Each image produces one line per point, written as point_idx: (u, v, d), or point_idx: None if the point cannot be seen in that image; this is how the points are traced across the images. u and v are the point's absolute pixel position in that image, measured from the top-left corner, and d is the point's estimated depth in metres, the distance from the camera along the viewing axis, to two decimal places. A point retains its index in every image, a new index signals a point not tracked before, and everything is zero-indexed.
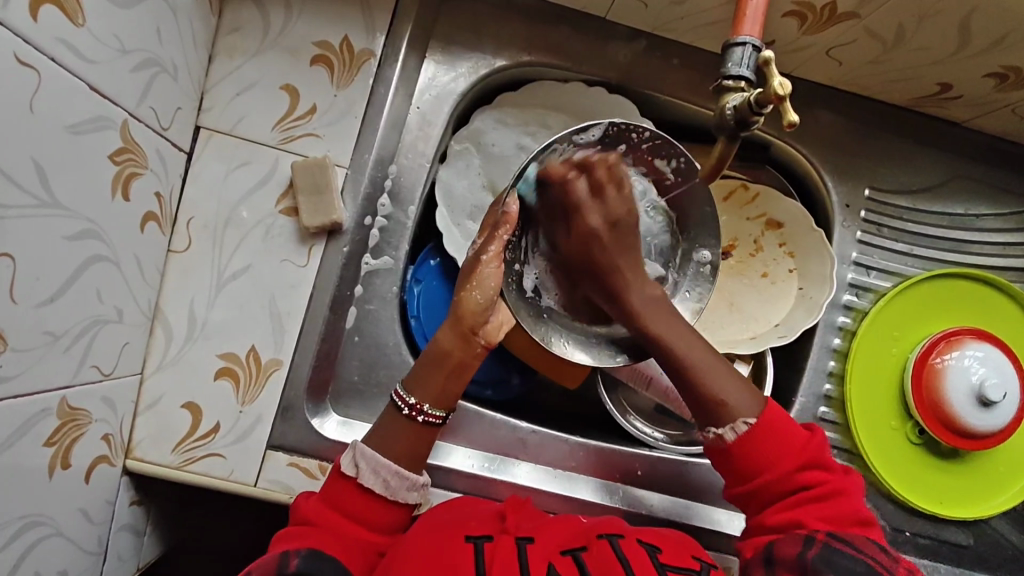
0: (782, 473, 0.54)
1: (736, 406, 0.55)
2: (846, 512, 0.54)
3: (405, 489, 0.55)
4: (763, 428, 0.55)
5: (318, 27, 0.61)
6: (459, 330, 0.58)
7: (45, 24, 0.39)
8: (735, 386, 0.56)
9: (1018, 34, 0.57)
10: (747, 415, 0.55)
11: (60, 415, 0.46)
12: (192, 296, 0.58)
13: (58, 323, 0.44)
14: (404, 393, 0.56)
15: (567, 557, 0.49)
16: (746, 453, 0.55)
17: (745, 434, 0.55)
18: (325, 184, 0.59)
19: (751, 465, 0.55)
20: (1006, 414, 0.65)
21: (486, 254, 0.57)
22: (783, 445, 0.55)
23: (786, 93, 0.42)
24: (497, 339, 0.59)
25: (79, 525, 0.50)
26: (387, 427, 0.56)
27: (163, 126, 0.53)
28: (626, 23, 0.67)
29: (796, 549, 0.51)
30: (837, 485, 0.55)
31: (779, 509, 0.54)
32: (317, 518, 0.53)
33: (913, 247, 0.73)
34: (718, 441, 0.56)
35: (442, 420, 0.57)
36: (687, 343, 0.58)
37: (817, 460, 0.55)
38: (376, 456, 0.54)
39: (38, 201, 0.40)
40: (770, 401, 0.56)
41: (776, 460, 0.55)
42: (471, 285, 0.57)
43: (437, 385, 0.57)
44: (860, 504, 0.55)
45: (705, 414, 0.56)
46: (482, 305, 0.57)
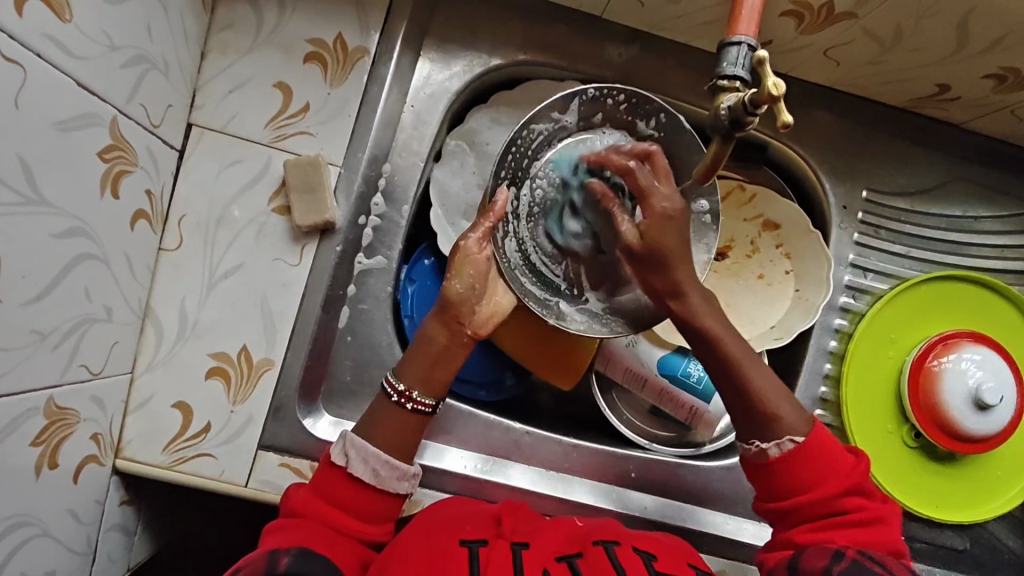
0: (824, 496, 0.53)
1: (787, 421, 0.54)
2: (881, 541, 0.53)
3: (395, 478, 0.54)
4: (809, 446, 0.54)
5: (311, 24, 0.60)
6: (446, 320, 0.58)
7: (31, 20, 0.38)
8: (786, 401, 0.55)
9: (1017, 35, 0.56)
10: (795, 433, 0.54)
11: (47, 415, 0.46)
12: (183, 294, 0.58)
13: (46, 322, 0.44)
14: (393, 381, 0.56)
15: (562, 564, 0.49)
16: (789, 471, 0.54)
17: (791, 451, 0.54)
18: (318, 183, 0.58)
19: (797, 482, 0.54)
20: (1002, 418, 0.65)
21: (467, 240, 0.58)
22: (829, 467, 0.54)
23: (779, 94, 0.42)
24: (485, 329, 0.59)
25: (67, 525, 0.50)
26: (376, 416, 0.56)
27: (154, 124, 0.53)
28: (623, 22, 0.66)
29: (823, 562, 0.50)
30: (878, 513, 0.54)
31: (809, 529, 0.53)
32: (305, 510, 0.53)
33: (911, 249, 0.72)
34: (762, 455, 0.55)
35: (432, 408, 0.56)
36: (743, 353, 0.56)
37: (862, 485, 0.54)
38: (366, 444, 0.54)
39: (24, 198, 0.40)
40: (817, 421, 0.55)
41: (822, 482, 0.53)
42: (451, 273, 0.57)
43: (420, 373, 0.56)
44: (898, 534, 0.54)
45: (753, 428, 0.55)
46: (465, 292, 0.58)
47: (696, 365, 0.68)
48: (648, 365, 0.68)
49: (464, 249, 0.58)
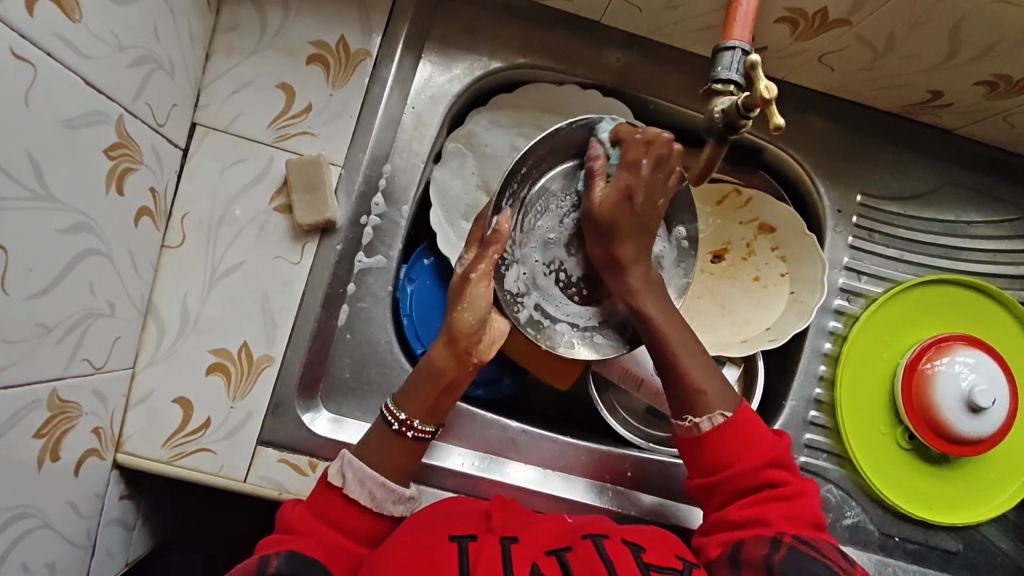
0: (750, 468, 0.55)
1: (713, 399, 0.57)
2: (805, 514, 0.54)
3: (391, 501, 0.56)
4: (737, 421, 0.57)
5: (314, 27, 0.61)
6: (454, 351, 0.58)
7: (42, 19, 0.39)
8: (714, 379, 0.58)
9: (1008, 43, 0.57)
10: (724, 408, 0.57)
11: (50, 407, 0.46)
12: (185, 291, 0.59)
13: (51, 316, 0.44)
14: (396, 409, 0.57)
15: (552, 557, 0.49)
16: (718, 445, 0.56)
17: (721, 425, 0.56)
18: (319, 182, 0.59)
19: (724, 455, 0.56)
20: (994, 421, 0.66)
21: (475, 273, 0.58)
22: (753, 441, 0.56)
23: (772, 97, 0.42)
24: (490, 355, 0.60)
25: (68, 517, 0.50)
26: (377, 438, 0.56)
27: (158, 122, 0.54)
28: (621, 27, 0.67)
29: (763, 551, 0.51)
30: (800, 487, 0.56)
31: (743, 505, 0.54)
32: (301, 527, 0.53)
33: (905, 253, 0.73)
34: (692, 430, 0.57)
35: (433, 434, 0.58)
36: (685, 346, 0.59)
37: (782, 461, 0.56)
38: (363, 466, 0.55)
39: (32, 193, 0.40)
40: (745, 403, 0.58)
41: (747, 455, 0.56)
42: (462, 306, 0.58)
43: (429, 403, 0.57)
44: (817, 508, 0.56)
45: (683, 402, 0.58)
46: (476, 325, 0.58)
47: None
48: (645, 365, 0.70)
49: (472, 283, 0.58)
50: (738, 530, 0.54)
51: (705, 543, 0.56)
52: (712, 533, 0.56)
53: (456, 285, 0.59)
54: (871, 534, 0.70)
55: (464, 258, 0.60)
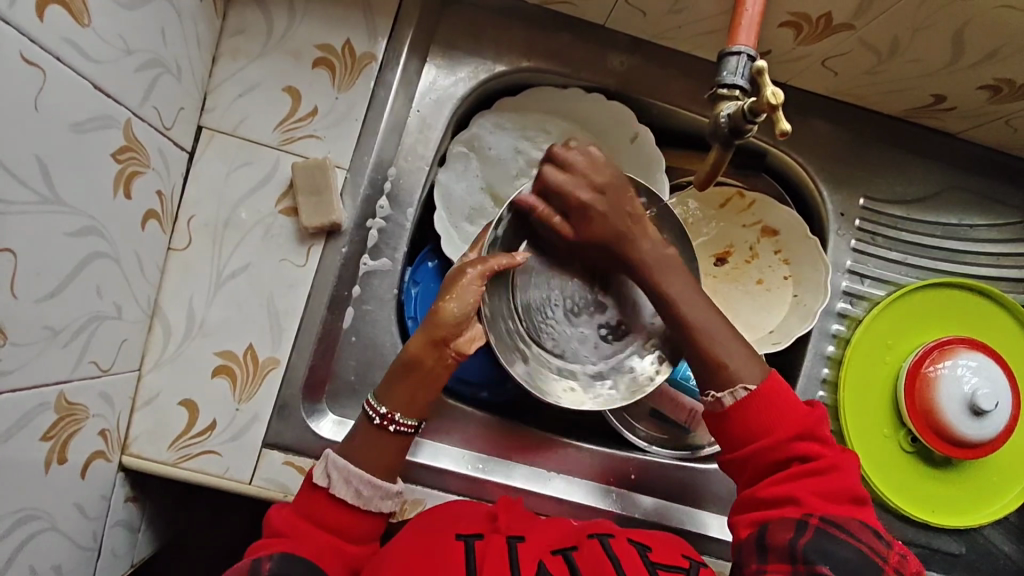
0: (778, 443, 0.54)
1: (736, 369, 0.56)
2: (839, 489, 0.53)
3: (379, 498, 0.55)
4: (760, 397, 0.55)
5: (320, 30, 0.61)
6: (431, 338, 0.57)
7: (51, 24, 0.40)
8: (737, 347, 0.57)
9: (1011, 48, 0.58)
10: (746, 381, 0.55)
11: (58, 410, 0.47)
12: (191, 294, 0.59)
13: (58, 319, 0.44)
14: (375, 403, 0.57)
15: (559, 557, 0.50)
16: (744, 420, 0.55)
17: (744, 399, 0.55)
18: (325, 185, 0.59)
19: (749, 432, 0.55)
20: (998, 424, 0.66)
21: (471, 267, 0.58)
22: (780, 417, 0.54)
23: (778, 103, 0.43)
24: (469, 352, 0.59)
25: (74, 519, 0.51)
26: (361, 435, 0.56)
27: (165, 126, 0.54)
28: (626, 31, 0.67)
29: (788, 535, 0.50)
30: (833, 460, 0.54)
31: (770, 483, 0.53)
32: (288, 530, 0.53)
33: (907, 256, 0.73)
34: (715, 406, 0.56)
35: (412, 430, 0.57)
36: (702, 313, 0.59)
37: (815, 433, 0.54)
38: (348, 465, 0.54)
39: (41, 197, 0.41)
40: (774, 372, 0.56)
41: (773, 430, 0.54)
42: (450, 295, 0.58)
43: (405, 395, 0.57)
44: (853, 479, 0.54)
45: (708, 376, 0.57)
46: (461, 314, 0.57)
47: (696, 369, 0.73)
48: None
49: (466, 275, 0.58)
50: (767, 508, 0.53)
51: (738, 519, 0.55)
52: (745, 508, 0.55)
53: (448, 278, 0.59)
54: None
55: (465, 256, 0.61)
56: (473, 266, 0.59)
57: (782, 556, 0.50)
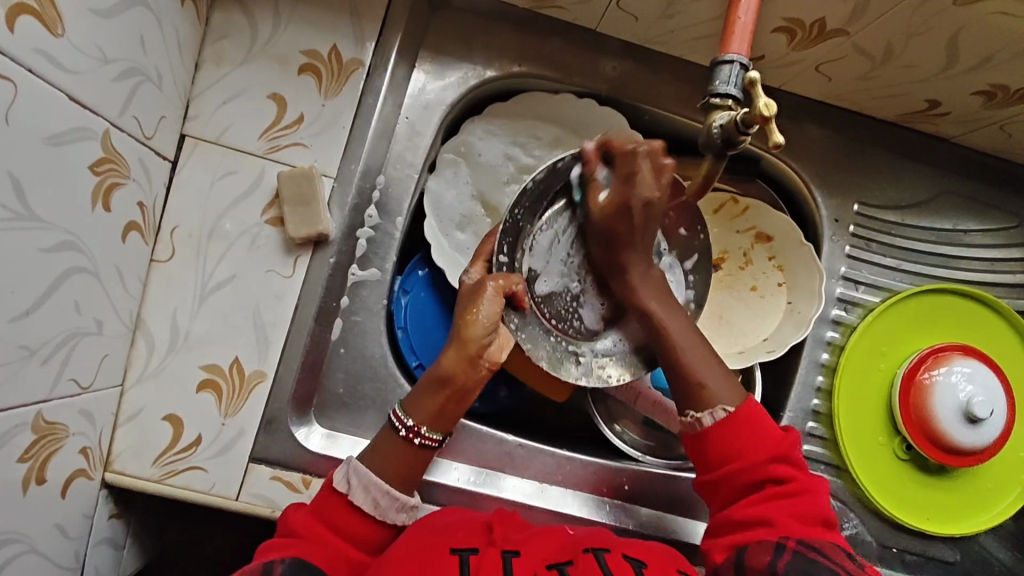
0: (750, 466, 0.54)
1: (714, 391, 0.56)
2: (813, 513, 0.54)
3: (394, 509, 0.54)
4: (739, 418, 0.55)
5: (305, 35, 0.60)
6: (464, 354, 0.56)
7: (23, 35, 0.38)
8: (715, 370, 0.57)
9: (1007, 53, 0.57)
10: (726, 402, 0.55)
11: (36, 430, 0.45)
12: (175, 306, 0.57)
13: (35, 337, 0.43)
14: (402, 414, 0.56)
15: (553, 572, 0.49)
16: (720, 442, 0.55)
17: (723, 420, 0.55)
18: (311, 195, 0.58)
19: (723, 453, 0.55)
20: (992, 431, 0.66)
21: (490, 285, 0.56)
22: (755, 439, 0.55)
23: (771, 114, 0.41)
24: (500, 359, 0.57)
25: (55, 540, 0.49)
26: (382, 444, 0.55)
27: (146, 135, 0.53)
28: (617, 36, 0.67)
29: (767, 557, 0.50)
30: (806, 484, 0.55)
31: (747, 505, 0.54)
32: (304, 530, 0.52)
33: (902, 262, 0.73)
34: (694, 426, 0.56)
35: (439, 442, 0.56)
36: (699, 357, 0.57)
37: (788, 457, 0.55)
38: (369, 474, 0.54)
39: (13, 213, 0.39)
40: (750, 398, 0.56)
41: (746, 454, 0.55)
42: (474, 307, 0.55)
43: (433, 408, 0.56)
44: (825, 504, 0.55)
45: (685, 396, 0.57)
46: (488, 327, 0.55)
47: None
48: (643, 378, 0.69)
49: (485, 291, 0.56)
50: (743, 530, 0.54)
51: (711, 544, 0.56)
52: (719, 533, 0.56)
53: (471, 288, 0.57)
54: (869, 546, 0.69)
55: (470, 273, 0.59)
56: (491, 283, 0.56)
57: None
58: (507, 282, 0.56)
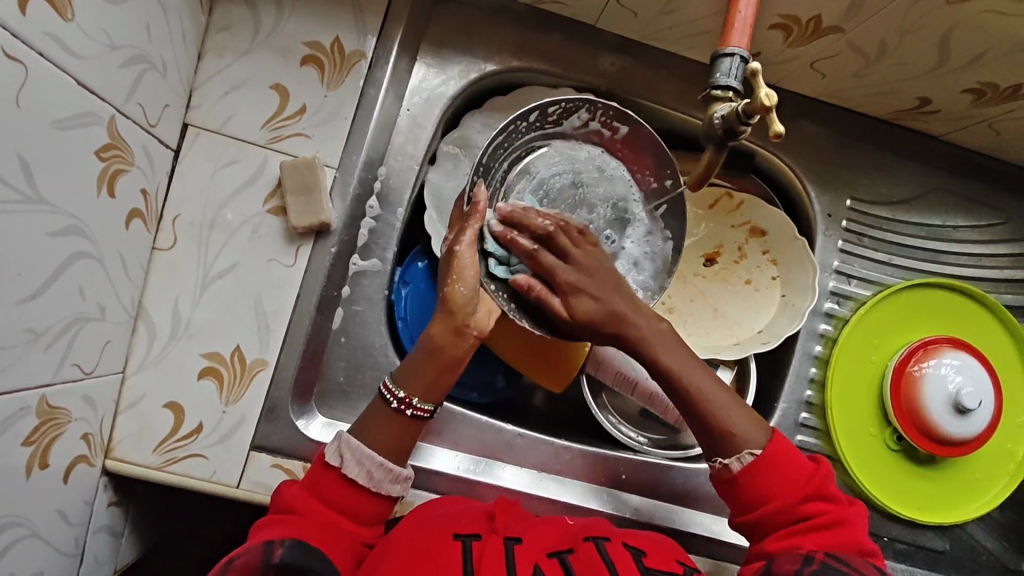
0: (786, 503, 0.54)
1: (743, 437, 0.55)
2: (849, 544, 0.54)
3: (388, 481, 0.55)
4: (768, 458, 0.55)
5: (308, 27, 0.60)
6: (452, 324, 0.57)
7: (34, 18, 0.39)
8: (748, 422, 0.56)
9: (996, 52, 0.58)
10: (753, 447, 0.55)
11: (39, 414, 0.45)
12: (176, 294, 0.58)
13: (40, 321, 0.43)
14: (392, 385, 0.56)
15: (554, 559, 0.50)
16: (753, 484, 0.55)
17: (750, 464, 0.55)
18: (314, 184, 0.59)
19: (757, 493, 0.55)
20: (980, 422, 0.67)
21: (460, 245, 0.56)
22: (793, 474, 0.55)
23: (772, 104, 0.43)
24: (488, 327, 0.59)
25: (56, 525, 0.49)
26: (375, 421, 0.55)
27: (150, 123, 0.53)
28: (616, 32, 0.68)
29: (793, 566, 0.51)
30: (842, 515, 0.55)
31: (782, 536, 0.54)
32: (300, 506, 0.52)
33: (893, 257, 0.74)
34: (723, 471, 0.56)
35: (429, 414, 0.57)
36: (710, 392, 0.56)
37: (824, 491, 0.55)
38: (361, 446, 0.54)
39: (23, 196, 0.40)
40: (779, 433, 0.57)
41: (781, 490, 0.55)
42: (452, 278, 0.56)
43: (426, 379, 0.56)
44: (863, 536, 0.55)
45: (710, 443, 0.56)
46: (469, 296, 0.56)
47: None
48: (639, 368, 0.70)
49: (460, 257, 0.56)
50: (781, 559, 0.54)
51: (746, 572, 0.56)
52: (755, 561, 0.56)
53: (444, 259, 0.57)
54: None
55: (446, 238, 0.58)
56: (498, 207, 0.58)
57: None
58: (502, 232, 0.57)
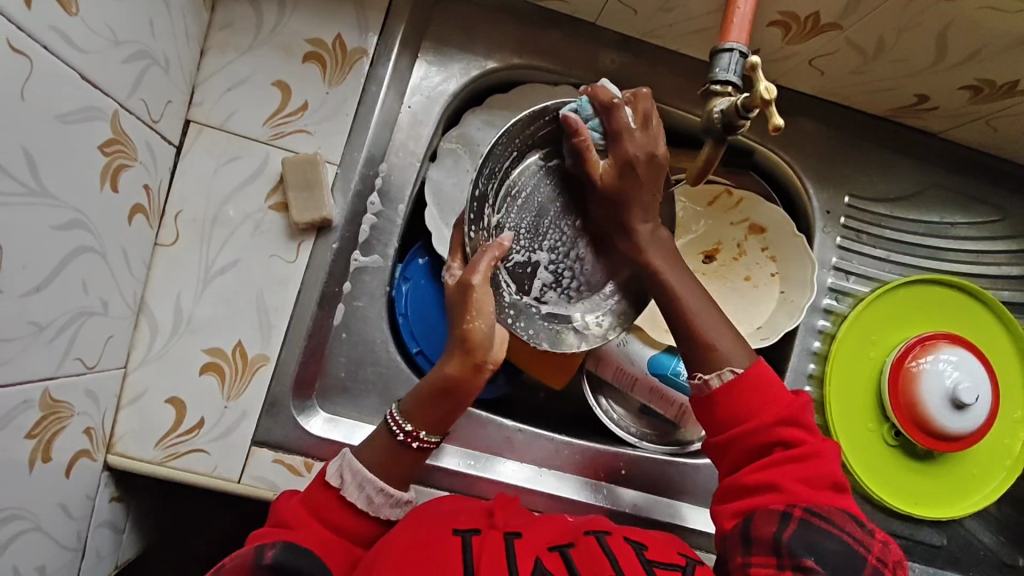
0: (759, 427, 0.53)
1: (724, 352, 0.55)
2: (822, 476, 0.52)
3: (388, 505, 0.55)
4: (748, 380, 0.54)
5: (310, 24, 0.61)
6: (469, 361, 0.55)
7: (39, 12, 0.39)
8: (726, 333, 0.56)
9: (992, 48, 0.59)
10: (733, 364, 0.54)
11: (42, 407, 0.46)
12: (178, 290, 0.58)
13: (43, 314, 0.43)
14: (400, 417, 0.56)
15: (555, 553, 0.50)
16: (727, 404, 0.54)
17: (731, 381, 0.54)
18: (316, 180, 0.59)
19: (731, 417, 0.54)
20: (977, 416, 0.67)
21: (478, 281, 0.53)
22: (767, 397, 0.53)
23: (771, 98, 0.43)
24: (501, 358, 0.57)
25: (59, 519, 0.49)
26: (379, 446, 0.56)
27: (153, 119, 0.53)
28: (616, 29, 0.68)
29: (773, 528, 0.48)
30: (817, 448, 0.53)
31: (755, 469, 0.52)
32: (295, 521, 0.52)
33: (891, 253, 0.75)
34: (702, 387, 0.55)
35: (435, 444, 0.57)
36: (710, 320, 0.56)
37: (798, 420, 0.53)
38: (363, 470, 0.54)
39: (27, 188, 0.40)
40: (761, 359, 0.55)
41: (755, 413, 0.53)
42: (472, 315, 0.54)
43: (430, 414, 0.56)
44: (838, 469, 0.53)
45: (693, 361, 0.56)
46: (488, 332, 0.54)
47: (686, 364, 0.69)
48: (639, 364, 0.70)
49: (476, 288, 0.53)
50: (754, 496, 0.52)
51: (722, 511, 0.54)
52: (729, 498, 0.54)
53: (459, 290, 0.55)
54: None
55: (453, 268, 0.58)
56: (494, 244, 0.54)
57: (765, 547, 0.48)
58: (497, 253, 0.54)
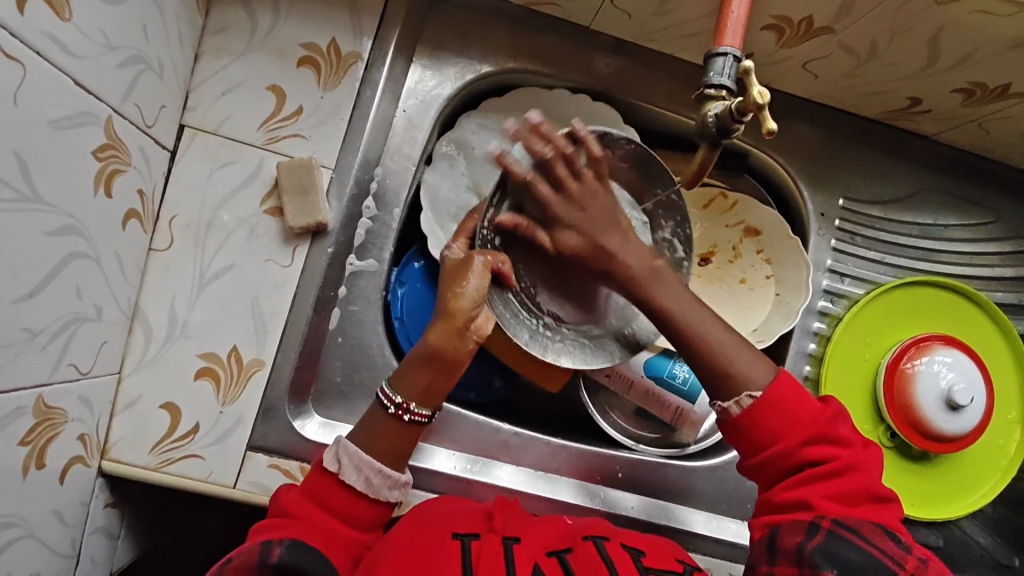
0: (788, 447, 0.52)
1: (741, 372, 0.53)
2: (856, 491, 0.51)
3: (388, 487, 0.55)
4: (771, 398, 0.52)
5: (304, 29, 0.61)
6: (452, 329, 0.57)
7: (32, 17, 0.39)
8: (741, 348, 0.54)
9: (985, 52, 0.59)
10: (753, 388, 0.53)
11: (36, 414, 0.45)
12: (173, 295, 0.58)
13: (37, 320, 0.43)
14: (391, 392, 0.56)
15: (553, 559, 0.50)
16: (756, 424, 0.52)
17: (751, 406, 0.52)
18: (311, 184, 0.59)
19: (761, 436, 0.52)
20: (972, 418, 0.68)
21: (471, 269, 0.57)
22: (796, 413, 0.52)
23: (765, 102, 0.43)
24: (488, 330, 0.58)
25: (52, 526, 0.49)
26: (373, 423, 0.55)
27: (146, 123, 0.53)
28: (611, 33, 0.68)
29: (798, 538, 0.48)
30: (852, 461, 0.52)
31: (786, 487, 0.52)
32: (296, 511, 0.52)
33: (885, 255, 0.75)
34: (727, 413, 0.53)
35: (428, 418, 0.56)
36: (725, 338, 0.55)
37: (827, 434, 0.52)
38: (360, 452, 0.54)
39: (19, 194, 0.40)
40: (784, 372, 0.54)
41: (783, 433, 0.52)
42: (455, 294, 0.57)
43: (421, 386, 0.56)
44: (876, 480, 0.52)
45: (711, 386, 0.55)
46: (475, 300, 0.57)
47: (681, 367, 0.69)
48: (635, 368, 0.70)
49: (472, 266, 0.57)
50: (787, 513, 0.51)
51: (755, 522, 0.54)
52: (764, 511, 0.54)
53: (453, 268, 0.58)
54: None
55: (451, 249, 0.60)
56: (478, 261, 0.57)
57: (789, 558, 0.48)
58: (493, 259, 0.58)
